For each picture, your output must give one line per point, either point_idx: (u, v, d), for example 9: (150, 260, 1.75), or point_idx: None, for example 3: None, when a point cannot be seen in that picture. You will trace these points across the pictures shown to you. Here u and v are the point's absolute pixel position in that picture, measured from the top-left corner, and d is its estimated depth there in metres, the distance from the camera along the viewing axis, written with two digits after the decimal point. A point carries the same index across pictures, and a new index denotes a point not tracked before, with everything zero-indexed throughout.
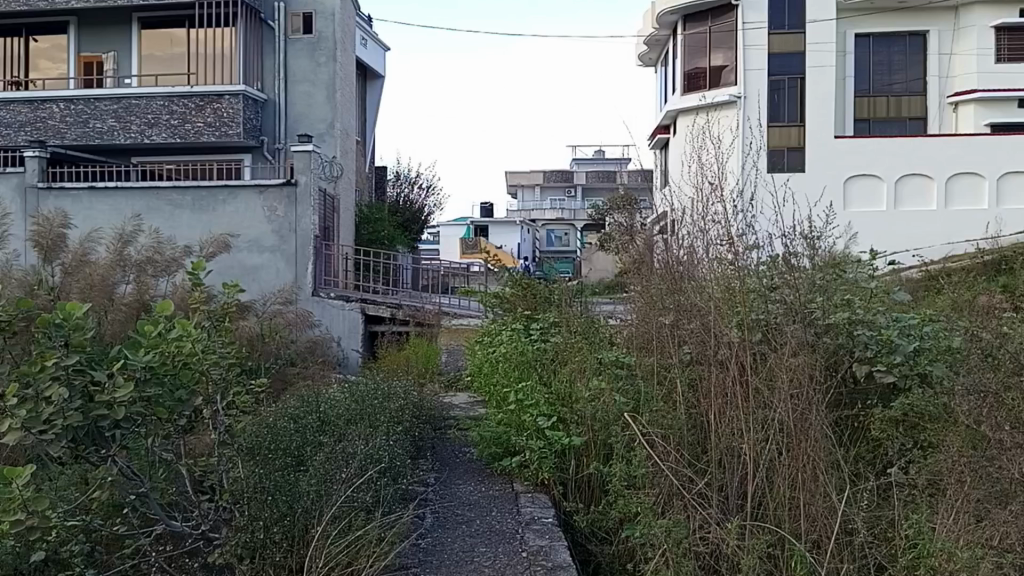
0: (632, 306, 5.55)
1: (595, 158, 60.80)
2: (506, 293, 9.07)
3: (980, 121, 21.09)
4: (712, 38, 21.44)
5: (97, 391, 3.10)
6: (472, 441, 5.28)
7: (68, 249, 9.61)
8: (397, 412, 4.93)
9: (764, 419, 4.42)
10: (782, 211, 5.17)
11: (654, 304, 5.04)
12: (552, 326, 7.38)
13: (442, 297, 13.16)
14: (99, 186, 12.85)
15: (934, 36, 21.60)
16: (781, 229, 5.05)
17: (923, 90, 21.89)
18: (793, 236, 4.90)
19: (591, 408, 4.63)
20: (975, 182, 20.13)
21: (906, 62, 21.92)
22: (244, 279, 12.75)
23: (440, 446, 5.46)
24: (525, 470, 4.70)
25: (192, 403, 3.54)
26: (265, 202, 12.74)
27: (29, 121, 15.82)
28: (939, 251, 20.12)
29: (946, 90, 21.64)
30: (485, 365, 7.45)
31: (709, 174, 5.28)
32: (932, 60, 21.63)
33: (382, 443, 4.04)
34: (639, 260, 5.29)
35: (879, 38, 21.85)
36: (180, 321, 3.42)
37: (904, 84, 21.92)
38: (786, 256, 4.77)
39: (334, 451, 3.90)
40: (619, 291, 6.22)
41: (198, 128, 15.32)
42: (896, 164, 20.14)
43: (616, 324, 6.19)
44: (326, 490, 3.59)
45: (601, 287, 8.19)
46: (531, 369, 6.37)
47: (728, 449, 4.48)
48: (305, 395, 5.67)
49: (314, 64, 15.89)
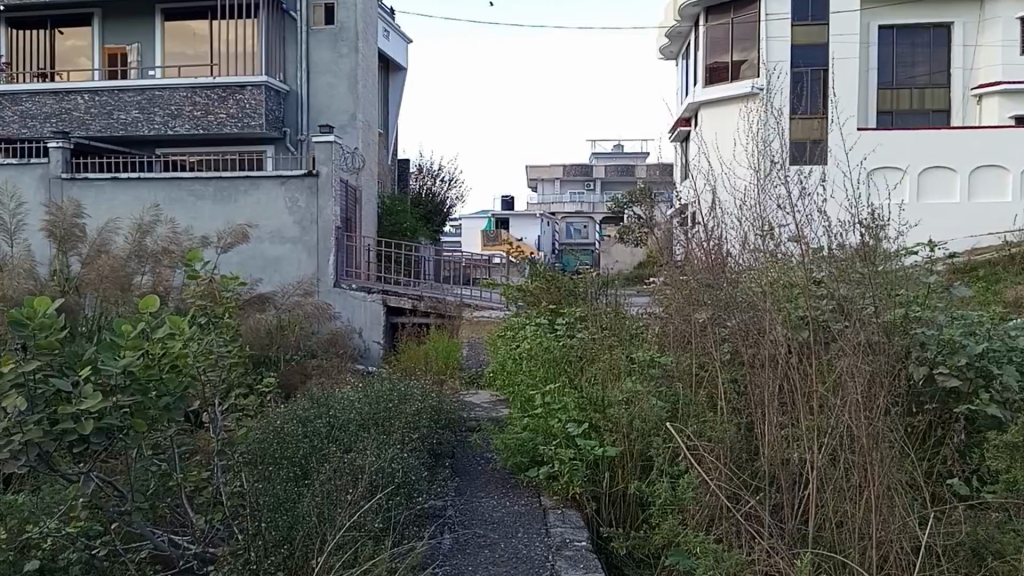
0: (669, 302, 5.21)
1: (614, 152, 60.02)
2: (529, 285, 8.70)
3: (1005, 113, 20.07)
4: (734, 31, 20.75)
5: (65, 401, 2.70)
6: (494, 449, 4.81)
7: (80, 236, 9.27)
8: (413, 416, 4.50)
9: (830, 430, 3.94)
10: (855, 194, 4.71)
11: (691, 298, 4.78)
12: (579, 325, 6.89)
13: (463, 289, 12.70)
14: (122, 178, 12.58)
15: (959, 28, 20.66)
16: (849, 214, 4.56)
17: (946, 82, 21.03)
18: (859, 222, 4.41)
19: (627, 414, 4.19)
20: (998, 174, 19.30)
21: (929, 55, 21.06)
22: (266, 271, 12.45)
23: (461, 454, 5.03)
24: (554, 483, 4.18)
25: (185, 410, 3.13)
26: (287, 193, 12.39)
27: (54, 112, 15.65)
28: (963, 244, 19.16)
29: (970, 82, 20.77)
30: (506, 362, 7.02)
31: (770, 154, 4.96)
32: (956, 52, 20.73)
33: (393, 455, 3.64)
34: (661, 249, 5.37)
35: (902, 30, 21.02)
36: (174, 321, 3.11)
37: (927, 76, 21.07)
38: (834, 244, 4.31)
39: (340, 465, 3.52)
40: (656, 286, 5.79)
41: (220, 119, 15.04)
42: (919, 155, 19.37)
43: (652, 324, 5.76)
44: (329, 512, 3.20)
45: (628, 280, 7.78)
46: (562, 372, 5.82)
47: (784, 464, 4.01)
48: (316, 394, 5.28)
49: (336, 56, 15.42)
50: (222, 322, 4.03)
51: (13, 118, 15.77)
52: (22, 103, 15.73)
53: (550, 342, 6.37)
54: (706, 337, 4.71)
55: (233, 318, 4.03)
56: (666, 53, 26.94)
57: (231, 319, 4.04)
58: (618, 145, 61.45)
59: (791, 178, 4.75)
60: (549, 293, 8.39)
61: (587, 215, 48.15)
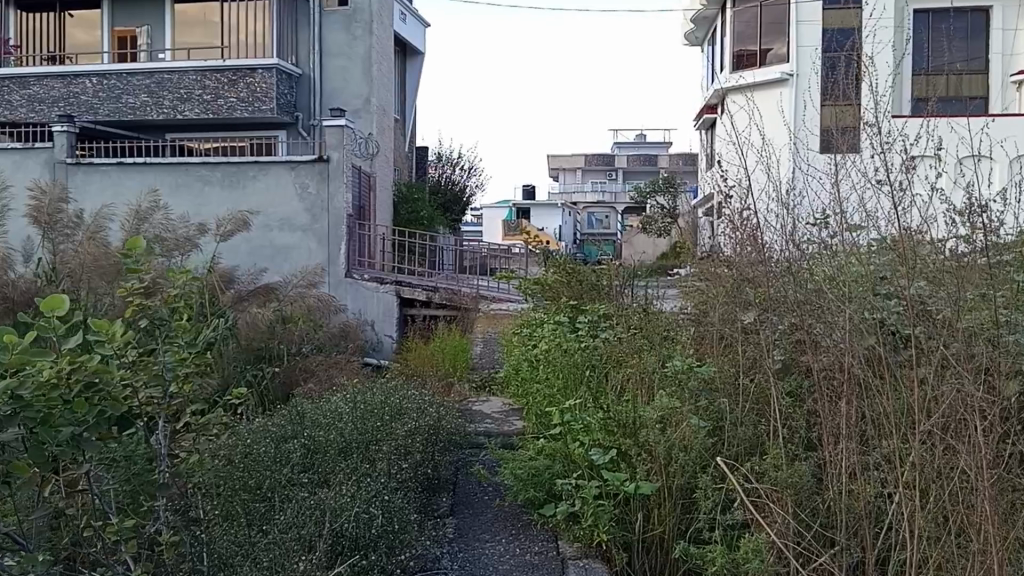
0: (723, 313, 4.57)
1: (637, 142, 58.84)
2: (548, 279, 7.89)
3: None
4: (765, 15, 19.68)
5: None
6: (503, 479, 4.03)
7: (71, 221, 8.64)
8: (405, 439, 3.79)
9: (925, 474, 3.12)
10: (955, 186, 3.96)
11: (741, 303, 4.39)
12: (607, 325, 6.09)
13: (480, 279, 11.89)
14: (128, 162, 11.97)
15: (998, 12, 19.37)
16: (951, 209, 3.87)
17: (984, 68, 19.67)
18: (958, 221, 3.77)
19: (662, 440, 3.42)
20: None
21: (966, 41, 19.65)
22: (275, 260, 11.81)
23: (463, 481, 4.28)
24: (576, 526, 3.41)
25: (97, 439, 2.74)
26: (296, 178, 11.72)
27: (61, 96, 15.01)
28: None
29: (1009, 68, 19.41)
30: (520, 366, 6.28)
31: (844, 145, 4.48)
32: (994, 37, 19.40)
33: (365, 507, 2.97)
34: (725, 258, 4.86)
35: (937, 15, 19.64)
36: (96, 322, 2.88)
37: (963, 62, 19.66)
38: (938, 244, 3.70)
39: (299, 524, 2.87)
40: (710, 290, 5.03)
41: (230, 103, 14.38)
42: None
43: (694, 336, 5.02)
44: None
45: (661, 279, 7.01)
46: (585, 384, 5.05)
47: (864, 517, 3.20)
48: (301, 405, 4.59)
49: (349, 38, 14.64)
50: (175, 332, 3.35)
51: (20, 102, 15.16)
52: (29, 87, 15.12)
53: (571, 343, 5.61)
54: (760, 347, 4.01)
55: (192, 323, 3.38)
56: (692, 38, 25.91)
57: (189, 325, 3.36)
58: (642, 133, 60.24)
59: (887, 164, 4.04)
60: (570, 288, 7.54)
61: (610, 204, 47.10)
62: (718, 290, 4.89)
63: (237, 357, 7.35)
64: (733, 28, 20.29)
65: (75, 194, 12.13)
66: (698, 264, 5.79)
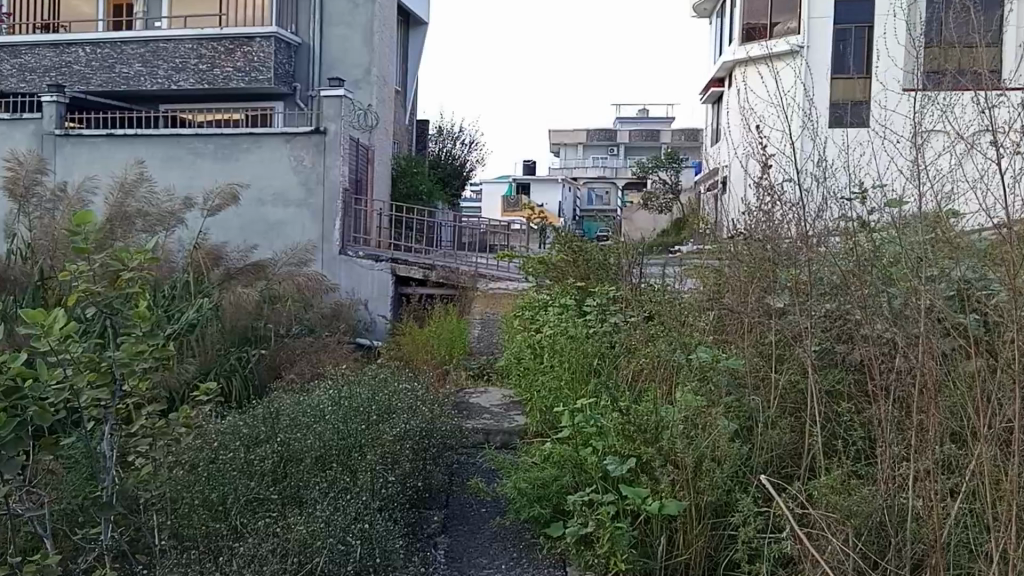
0: (759, 306, 4.11)
1: (640, 117, 57.92)
2: (553, 258, 7.35)
3: None
4: None
5: None
6: (504, 492, 3.58)
7: (50, 195, 8.09)
8: (393, 443, 3.34)
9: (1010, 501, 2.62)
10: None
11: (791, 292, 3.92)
12: (618, 310, 5.61)
13: (480, 256, 11.25)
14: (118, 133, 11.40)
15: None
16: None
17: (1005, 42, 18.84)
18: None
19: (693, 450, 2.98)
20: None
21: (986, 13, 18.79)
22: (268, 236, 11.30)
23: (456, 493, 3.82)
24: (589, 552, 2.96)
25: (18, 446, 2.34)
26: (292, 151, 11.17)
27: (53, 66, 14.36)
28: None
29: None
30: (522, 351, 5.78)
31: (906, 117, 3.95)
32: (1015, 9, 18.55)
33: (338, 537, 2.55)
34: (764, 245, 4.38)
35: None
36: (29, 312, 2.45)
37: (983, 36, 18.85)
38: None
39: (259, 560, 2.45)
40: (743, 277, 4.51)
41: (226, 73, 13.73)
42: None
43: (722, 329, 4.53)
44: None
45: (679, 261, 6.47)
46: (595, 380, 4.56)
47: (925, 547, 2.75)
48: (283, 401, 4.13)
49: (352, 5, 13.98)
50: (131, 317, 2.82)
51: (10, 71, 14.51)
52: (20, 56, 14.45)
53: (578, 329, 5.12)
54: (804, 345, 3.56)
55: (150, 304, 2.81)
56: (700, 10, 25.14)
57: (148, 308, 2.83)
58: (646, 108, 59.32)
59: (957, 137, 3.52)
60: (577, 269, 7.01)
61: (612, 180, 46.42)
62: (754, 273, 4.38)
63: (213, 337, 6.88)
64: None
65: (63, 166, 11.57)
66: (721, 242, 5.30)
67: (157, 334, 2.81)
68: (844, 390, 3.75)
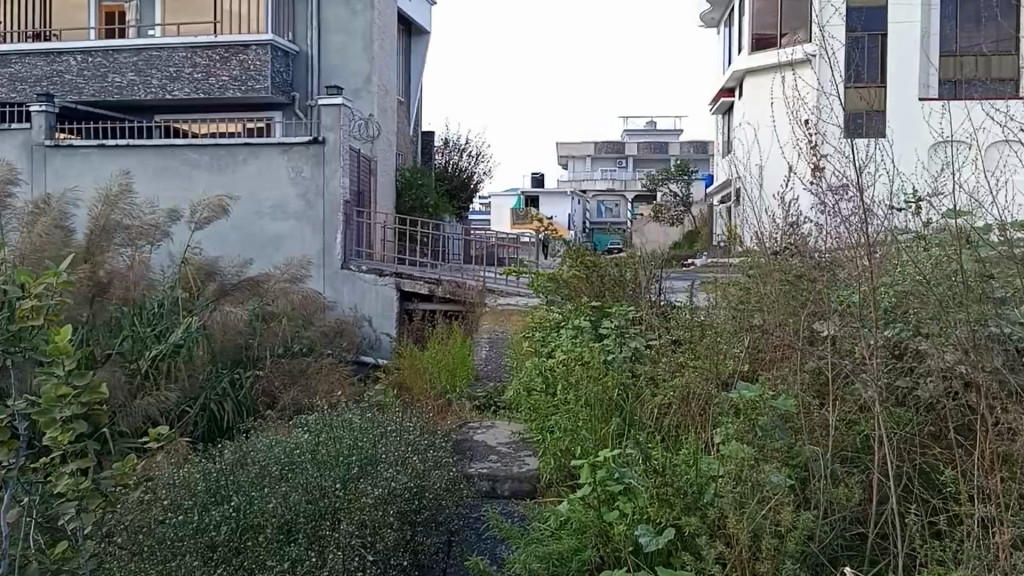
0: (814, 340, 3.50)
1: (649, 129, 57.38)
2: (564, 275, 6.73)
3: None
4: None
5: None
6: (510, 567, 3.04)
7: (25, 209, 7.59)
8: (376, 504, 2.76)
9: None
10: None
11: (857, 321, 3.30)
12: (638, 334, 5.03)
13: (489, 272, 10.54)
14: (109, 144, 10.91)
15: None
16: None
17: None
18: None
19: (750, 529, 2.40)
20: None
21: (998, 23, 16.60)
22: (266, 250, 10.77)
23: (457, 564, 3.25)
24: None
25: None
26: (289, 162, 10.64)
27: (44, 75, 13.91)
28: None
29: None
30: (529, 379, 5.19)
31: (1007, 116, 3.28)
32: None
33: None
34: (817, 264, 3.77)
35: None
36: None
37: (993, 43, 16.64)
38: None
39: None
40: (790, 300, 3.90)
41: (222, 82, 13.25)
42: None
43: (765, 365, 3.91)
44: None
45: (704, 278, 5.84)
46: (618, 419, 4.01)
47: None
48: (257, 443, 3.56)
49: (350, 12, 13.48)
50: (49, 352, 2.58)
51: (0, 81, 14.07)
52: (10, 65, 14.02)
53: (593, 358, 4.54)
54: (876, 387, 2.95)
55: (72, 337, 2.60)
56: (707, 20, 24.65)
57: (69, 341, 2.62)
58: (654, 121, 58.83)
59: None
60: (590, 286, 6.41)
61: (620, 193, 45.80)
62: (798, 294, 3.80)
63: (205, 365, 6.25)
64: (755, 5, 18.91)
65: (53, 177, 11.09)
66: (748, 255, 4.73)
67: (80, 373, 2.58)
68: (910, 439, 3.21)
